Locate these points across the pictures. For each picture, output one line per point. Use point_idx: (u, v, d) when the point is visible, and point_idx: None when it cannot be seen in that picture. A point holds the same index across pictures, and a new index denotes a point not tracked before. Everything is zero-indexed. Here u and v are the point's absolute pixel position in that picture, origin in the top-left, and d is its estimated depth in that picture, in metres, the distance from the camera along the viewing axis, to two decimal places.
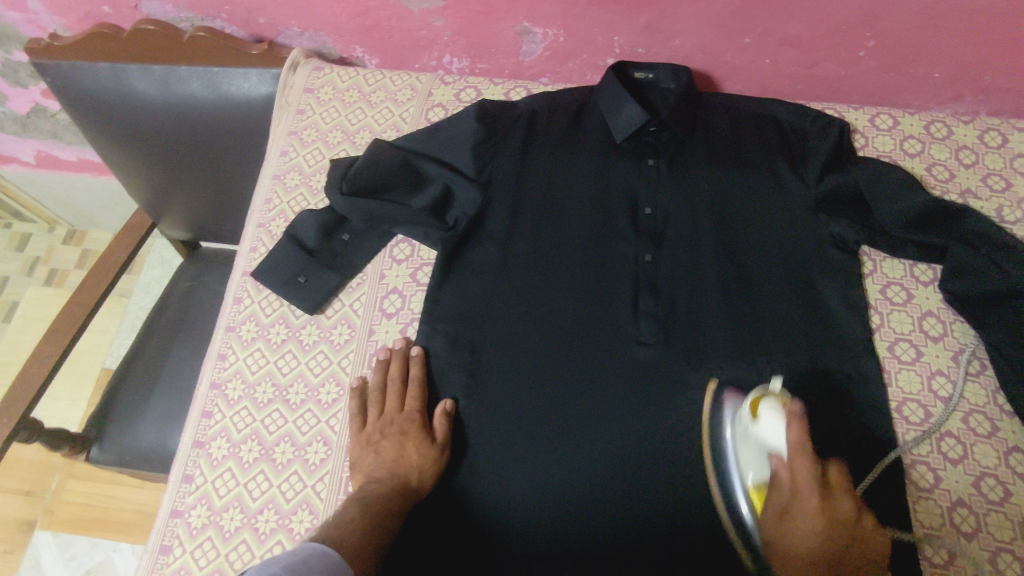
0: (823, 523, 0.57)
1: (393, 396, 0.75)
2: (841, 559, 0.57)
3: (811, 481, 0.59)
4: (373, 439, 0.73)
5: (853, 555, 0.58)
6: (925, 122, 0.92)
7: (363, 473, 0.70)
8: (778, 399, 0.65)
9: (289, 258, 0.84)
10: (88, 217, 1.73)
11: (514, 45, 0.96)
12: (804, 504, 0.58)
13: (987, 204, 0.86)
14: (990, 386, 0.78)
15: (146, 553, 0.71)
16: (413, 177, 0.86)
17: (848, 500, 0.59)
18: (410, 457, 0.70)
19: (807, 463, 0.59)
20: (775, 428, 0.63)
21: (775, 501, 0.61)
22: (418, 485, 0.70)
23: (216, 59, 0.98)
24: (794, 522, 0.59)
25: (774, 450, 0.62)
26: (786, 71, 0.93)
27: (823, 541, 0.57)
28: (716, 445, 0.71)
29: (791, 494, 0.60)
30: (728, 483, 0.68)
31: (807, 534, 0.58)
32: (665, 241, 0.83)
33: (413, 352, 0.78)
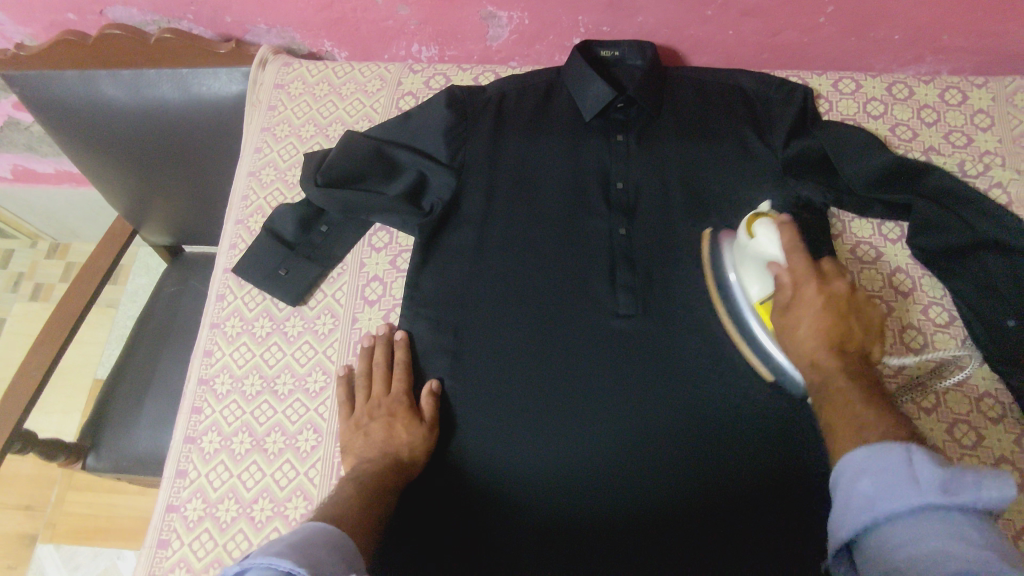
0: (823, 302, 0.62)
1: (378, 380, 0.76)
2: (843, 328, 0.62)
3: (808, 274, 0.64)
4: (362, 422, 0.74)
5: (855, 326, 0.63)
6: (886, 84, 0.93)
7: (355, 456, 0.71)
8: (769, 217, 0.70)
9: (267, 252, 0.85)
10: (70, 229, 1.73)
11: (480, 30, 0.97)
12: (806, 293, 0.63)
13: (950, 159, 0.88)
14: (960, 336, 0.80)
15: (144, 549, 0.73)
16: (386, 165, 0.87)
17: (842, 281, 0.65)
18: (401, 437, 0.72)
19: (801, 258, 0.65)
20: (770, 242, 0.68)
21: (779, 300, 0.65)
22: (410, 464, 0.71)
23: (186, 60, 0.99)
24: (800, 310, 0.63)
25: (774, 261, 0.67)
26: (749, 41, 0.95)
27: (827, 316, 0.62)
28: (716, 281, 0.74)
29: (792, 288, 0.65)
30: (732, 312, 0.72)
31: (812, 315, 0.62)
32: (638, 213, 0.84)
33: (397, 337, 0.79)
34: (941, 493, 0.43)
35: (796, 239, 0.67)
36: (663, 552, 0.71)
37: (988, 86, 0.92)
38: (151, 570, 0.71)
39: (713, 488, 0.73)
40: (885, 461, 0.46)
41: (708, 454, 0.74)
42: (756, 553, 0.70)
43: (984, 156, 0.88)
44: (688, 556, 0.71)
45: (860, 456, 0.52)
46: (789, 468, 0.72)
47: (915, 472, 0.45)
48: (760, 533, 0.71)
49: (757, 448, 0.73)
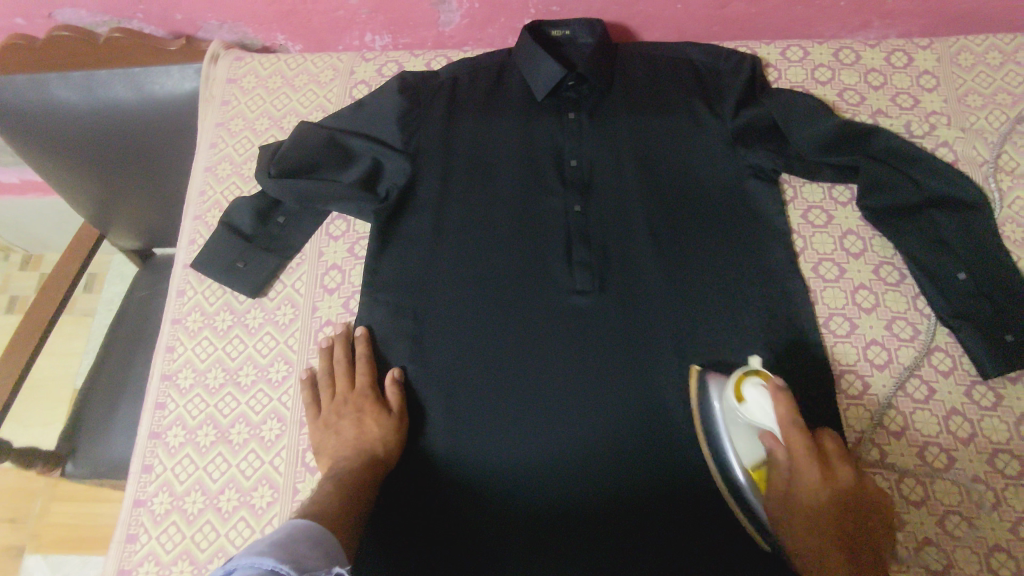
0: (827, 494, 0.58)
1: (342, 377, 0.77)
2: (853, 529, 0.57)
3: (806, 455, 0.59)
4: (331, 420, 0.74)
5: (867, 520, 0.58)
6: (833, 50, 0.95)
7: (329, 454, 0.71)
8: (760, 376, 0.65)
9: (223, 246, 0.85)
10: (41, 239, 1.71)
11: (432, 16, 0.97)
12: (805, 478, 0.59)
13: (897, 121, 0.89)
14: (911, 292, 0.81)
15: (113, 544, 0.73)
16: (340, 154, 0.87)
17: (848, 469, 0.59)
18: (371, 430, 0.72)
19: (799, 441, 0.60)
20: (759, 406, 0.64)
21: (779, 483, 0.61)
22: (385, 456, 0.72)
23: (138, 60, 0.98)
24: (801, 500, 0.59)
25: (764, 432, 0.63)
26: (698, 15, 0.95)
27: (831, 514, 0.57)
28: (709, 438, 0.70)
29: (792, 472, 0.60)
30: (725, 471, 0.68)
31: (815, 510, 0.58)
32: (593, 192, 0.85)
33: (356, 332, 0.79)
34: None
35: (792, 411, 0.61)
36: (627, 522, 0.72)
37: (933, 47, 0.94)
38: (121, 564, 0.72)
39: (675, 458, 0.74)
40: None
41: (668, 425, 0.75)
42: (716, 516, 0.71)
43: (930, 116, 0.89)
44: (652, 526, 0.72)
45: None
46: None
47: None
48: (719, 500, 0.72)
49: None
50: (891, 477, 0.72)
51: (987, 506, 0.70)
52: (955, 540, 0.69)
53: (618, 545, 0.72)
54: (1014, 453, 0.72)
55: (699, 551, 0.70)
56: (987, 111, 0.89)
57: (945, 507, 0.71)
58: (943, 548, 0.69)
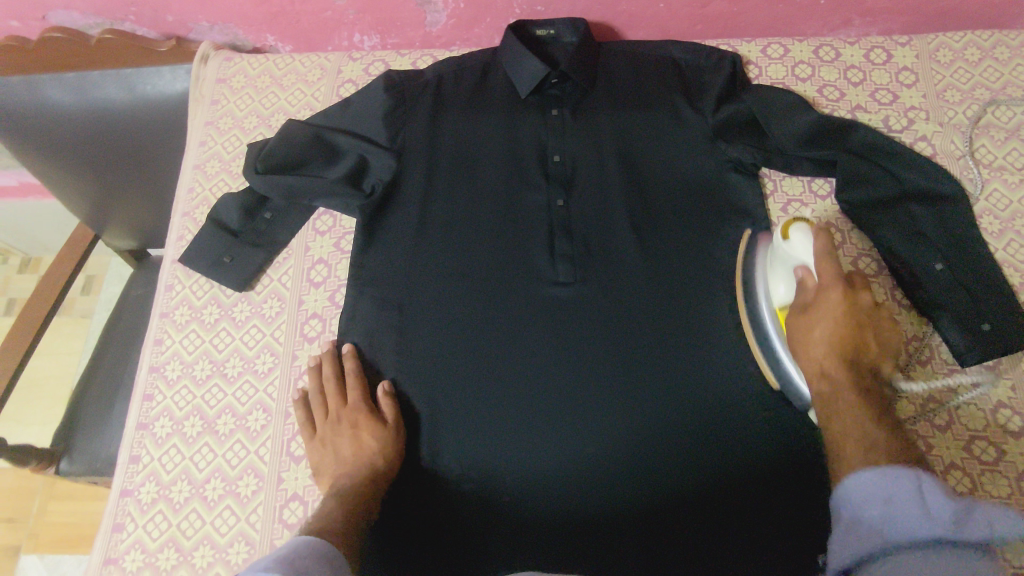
0: (846, 311, 0.63)
1: (332, 393, 0.77)
2: (859, 346, 0.63)
3: (833, 277, 0.64)
4: (326, 436, 0.74)
5: (873, 340, 0.63)
6: (814, 48, 0.96)
7: (330, 474, 0.72)
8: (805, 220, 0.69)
9: (211, 242, 0.87)
10: (41, 241, 1.72)
11: (419, 16, 0.98)
12: (828, 297, 0.64)
13: (876, 116, 0.91)
14: (888, 284, 0.82)
15: (99, 533, 0.74)
16: (326, 152, 0.89)
17: (870, 294, 0.64)
18: (369, 446, 0.72)
19: (830, 266, 0.64)
20: (799, 243, 0.68)
21: (801, 303, 0.67)
22: (386, 471, 0.72)
23: (128, 60, 1.00)
24: (819, 314, 0.64)
25: (798, 266, 0.68)
26: (680, 14, 0.97)
27: (846, 323, 0.63)
28: (748, 281, 0.77)
29: (817, 293, 0.65)
30: (755, 310, 0.75)
31: (829, 323, 0.63)
32: (576, 185, 0.86)
33: (344, 350, 0.79)
34: (950, 527, 0.44)
35: (830, 242, 0.65)
36: (608, 510, 0.73)
37: (913, 44, 0.95)
38: (107, 553, 0.73)
39: (655, 446, 0.74)
40: (888, 478, 0.49)
41: (649, 414, 0.75)
42: (693, 501, 0.72)
43: (908, 111, 0.91)
44: (633, 514, 0.72)
45: (848, 464, 0.55)
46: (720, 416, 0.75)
47: (927, 505, 0.46)
48: (696, 487, 0.73)
49: (692, 402, 0.75)
50: None
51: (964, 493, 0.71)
52: None
53: (601, 536, 0.72)
54: (992, 440, 0.73)
55: (676, 539, 0.71)
56: (964, 106, 0.90)
57: None
58: None
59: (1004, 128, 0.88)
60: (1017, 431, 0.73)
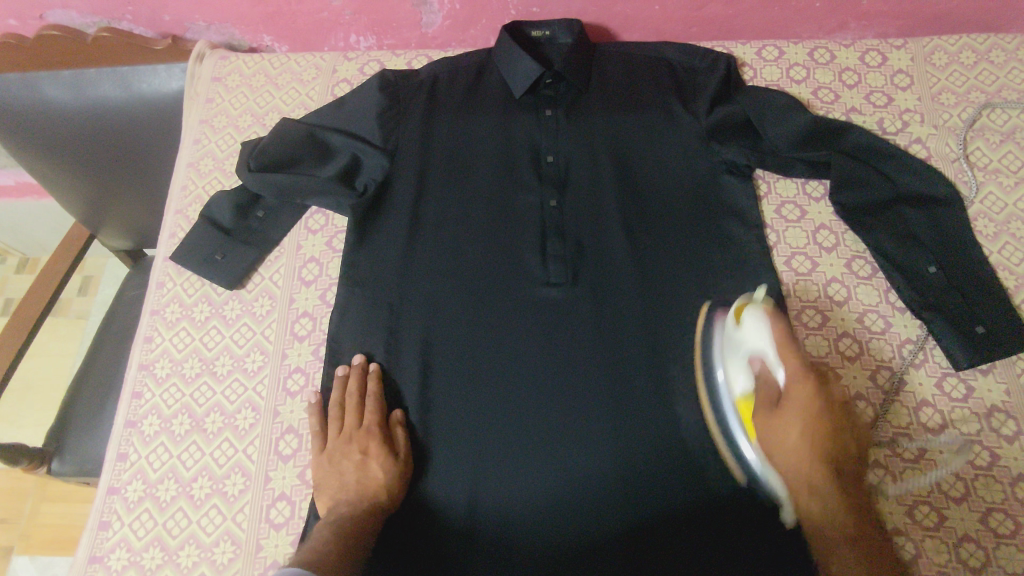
0: (822, 411, 0.61)
1: (350, 412, 0.74)
2: (839, 454, 0.61)
3: (802, 377, 0.62)
4: (334, 458, 0.72)
5: (849, 442, 0.62)
6: (808, 50, 0.96)
7: (330, 497, 0.70)
8: (758, 306, 0.68)
9: (203, 239, 0.87)
10: (37, 240, 1.72)
11: (415, 17, 0.98)
12: (799, 400, 0.62)
13: (870, 118, 0.91)
14: (883, 286, 0.82)
15: (85, 531, 0.74)
16: (319, 150, 0.89)
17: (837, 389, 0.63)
18: (374, 476, 0.70)
19: (796, 362, 0.62)
20: (756, 333, 0.65)
21: (768, 400, 0.63)
22: (388, 506, 0.69)
23: (124, 57, 1.01)
24: (793, 418, 0.61)
25: (756, 356, 0.65)
26: (675, 16, 0.97)
27: (823, 429, 0.61)
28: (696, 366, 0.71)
29: (785, 389, 0.63)
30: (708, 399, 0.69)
31: (804, 429, 0.61)
32: (569, 186, 0.85)
33: (371, 369, 0.77)
34: None
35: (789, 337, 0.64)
36: (595, 515, 0.71)
37: (908, 47, 0.95)
38: (92, 552, 0.73)
39: (645, 448, 0.73)
40: None
41: (641, 416, 0.74)
42: (683, 505, 0.71)
43: (903, 114, 0.91)
44: (621, 520, 0.71)
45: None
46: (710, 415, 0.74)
47: None
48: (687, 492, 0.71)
49: (685, 402, 0.74)
50: None
51: (957, 498, 0.70)
52: (923, 531, 0.69)
53: (587, 542, 0.71)
54: (986, 445, 0.72)
55: (665, 545, 0.70)
56: (959, 109, 0.90)
57: (915, 500, 0.70)
58: (912, 538, 0.69)
59: (999, 131, 0.88)
60: (1011, 436, 0.72)
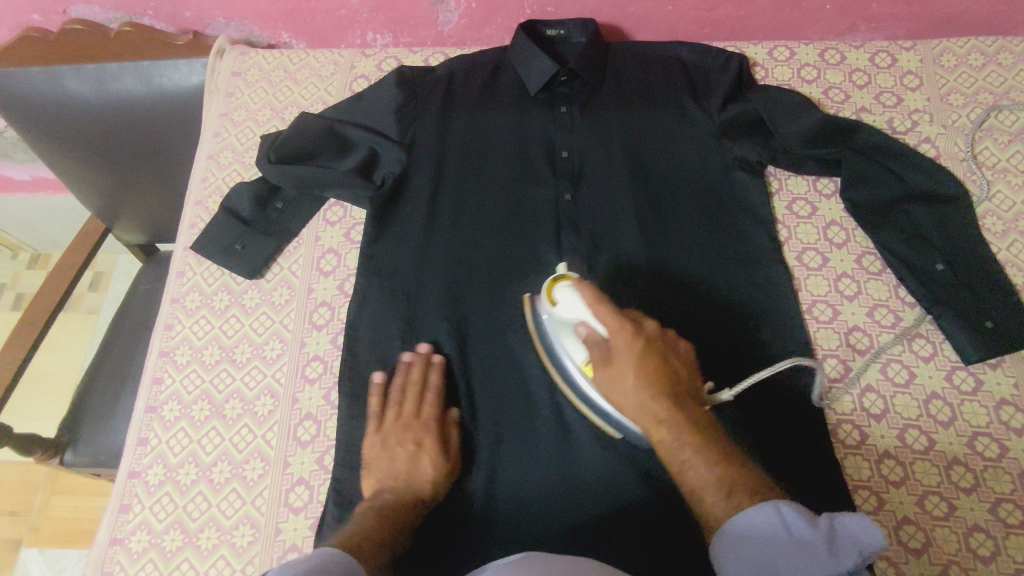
0: (641, 345, 0.61)
1: (413, 399, 0.73)
2: (668, 377, 0.59)
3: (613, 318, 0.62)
4: (388, 443, 0.71)
5: (677, 369, 0.61)
6: (819, 51, 0.98)
7: (376, 480, 0.69)
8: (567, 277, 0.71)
9: (223, 229, 0.89)
10: (50, 237, 1.74)
11: (431, 16, 1.00)
12: (617, 340, 0.61)
13: (880, 118, 0.92)
14: (893, 281, 0.83)
15: (106, 513, 0.75)
16: (337, 144, 0.90)
17: (652, 321, 0.64)
18: (425, 471, 0.69)
19: (608, 307, 0.63)
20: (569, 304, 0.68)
21: (598, 356, 0.63)
22: (430, 500, 0.69)
23: (148, 53, 1.04)
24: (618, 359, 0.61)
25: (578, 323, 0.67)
26: (688, 16, 0.98)
27: (645, 359, 0.60)
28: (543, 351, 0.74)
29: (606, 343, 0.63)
30: (564, 375, 0.71)
31: (629, 363, 0.60)
32: (582, 180, 0.87)
33: (436, 360, 0.76)
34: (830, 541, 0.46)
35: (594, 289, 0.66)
36: (603, 498, 0.72)
37: (917, 49, 0.96)
38: (113, 533, 0.74)
39: None
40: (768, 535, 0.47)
41: None
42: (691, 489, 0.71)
43: (913, 113, 0.92)
44: (632, 506, 0.71)
45: (720, 517, 0.50)
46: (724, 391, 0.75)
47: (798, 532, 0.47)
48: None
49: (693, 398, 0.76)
50: (871, 456, 0.73)
51: (967, 488, 0.71)
52: (933, 520, 0.70)
53: (594, 523, 0.71)
54: (993, 436, 0.73)
55: (671, 528, 0.70)
56: (968, 109, 0.91)
57: (924, 488, 0.71)
58: (921, 527, 0.70)
59: (1007, 131, 0.90)
60: (1019, 428, 0.73)
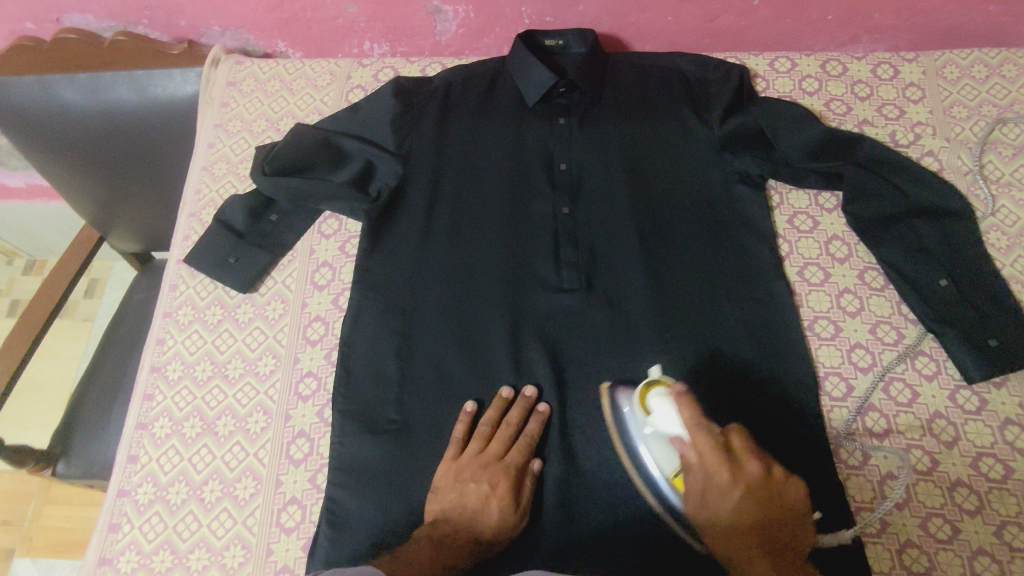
0: (740, 495, 0.55)
1: (502, 437, 0.72)
2: (771, 530, 0.55)
3: (716, 461, 0.56)
4: (463, 476, 0.69)
5: (782, 515, 0.56)
6: (821, 62, 0.97)
7: (442, 505, 0.67)
8: (665, 388, 0.67)
9: (217, 242, 0.87)
10: (47, 244, 1.73)
11: (429, 25, 0.99)
12: (718, 483, 0.56)
13: (882, 130, 0.91)
14: (895, 298, 0.82)
15: (95, 532, 0.74)
16: (332, 156, 0.89)
17: (756, 461, 0.56)
18: (492, 513, 0.66)
19: (708, 446, 0.57)
20: (667, 417, 0.65)
21: (694, 487, 0.59)
22: (487, 544, 0.66)
23: (138, 61, 1.02)
24: (716, 506, 0.56)
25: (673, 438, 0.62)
26: (688, 27, 0.97)
27: (747, 515, 0.55)
28: (626, 447, 0.70)
29: (705, 479, 0.57)
30: (646, 478, 0.69)
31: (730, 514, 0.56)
32: (582, 194, 0.86)
33: (540, 408, 0.74)
34: None
35: (696, 416, 0.59)
36: (591, 514, 0.71)
37: (920, 60, 0.95)
38: (101, 553, 0.73)
39: None
40: None
41: None
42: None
43: (915, 126, 0.91)
44: (630, 527, 0.70)
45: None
46: (716, 411, 0.74)
47: None
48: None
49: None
50: (873, 477, 0.72)
51: (971, 510, 0.70)
52: (937, 543, 0.69)
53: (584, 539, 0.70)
54: (998, 457, 0.72)
55: (657, 542, 0.69)
56: (972, 122, 0.90)
57: (927, 510, 0.70)
58: (926, 551, 0.69)
59: (1011, 145, 0.89)
60: None
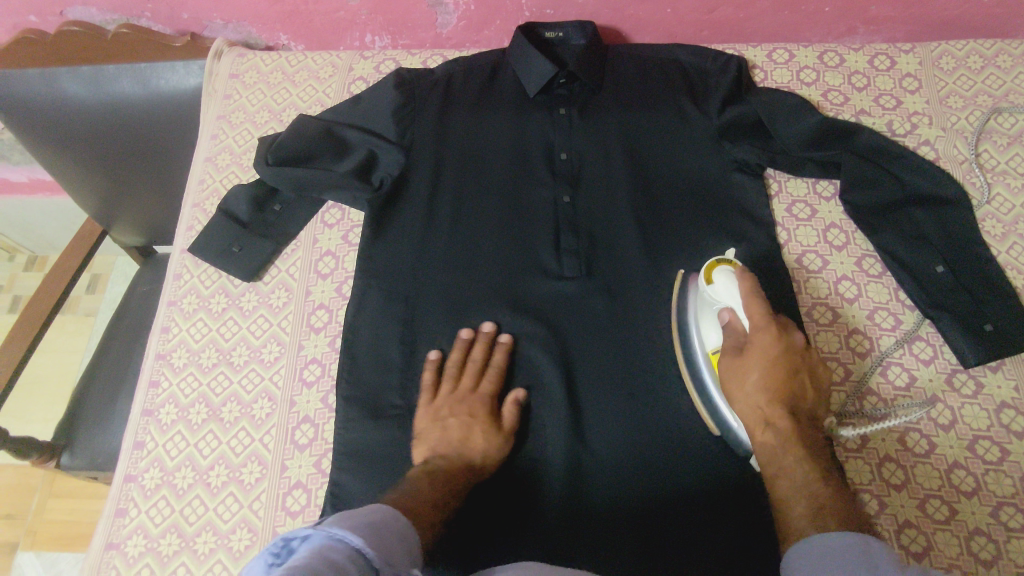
0: (779, 350, 0.62)
1: (471, 372, 0.75)
2: (794, 389, 0.61)
3: (764, 320, 0.63)
4: (442, 413, 0.72)
5: (805, 384, 0.62)
6: (818, 54, 0.98)
7: (428, 444, 0.69)
8: (730, 265, 0.70)
9: (221, 232, 0.88)
10: (48, 240, 1.73)
11: (430, 18, 1.00)
12: (760, 338, 0.63)
13: (880, 120, 0.92)
14: (893, 284, 0.82)
15: (102, 518, 0.75)
16: (336, 146, 0.90)
17: (800, 333, 0.63)
18: (478, 442, 0.70)
19: (760, 307, 0.64)
20: (726, 289, 0.68)
21: (733, 344, 0.65)
22: (480, 469, 0.69)
23: (141, 54, 1.03)
24: (752, 357, 0.62)
25: (726, 309, 0.68)
26: (686, 19, 0.98)
27: (778, 370, 0.61)
28: (678, 325, 0.75)
29: (749, 337, 0.64)
30: (687, 352, 0.73)
31: (761, 363, 0.62)
32: (582, 181, 0.87)
33: (502, 338, 0.78)
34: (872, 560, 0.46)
35: (753, 289, 0.66)
36: (591, 497, 0.72)
37: (916, 51, 0.96)
38: (108, 538, 0.74)
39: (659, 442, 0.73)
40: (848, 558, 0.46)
41: (651, 426, 0.74)
42: (676, 492, 0.71)
43: (912, 116, 0.92)
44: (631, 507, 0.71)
45: (802, 531, 0.54)
46: None
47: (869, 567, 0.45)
48: (684, 482, 0.71)
49: (677, 394, 0.75)
50: (871, 459, 0.73)
51: (968, 491, 0.71)
52: (935, 524, 0.70)
53: (586, 527, 0.71)
54: (994, 439, 0.73)
55: (657, 519, 0.70)
56: (968, 112, 0.91)
57: (925, 492, 0.71)
58: (924, 530, 0.69)
59: (1006, 134, 0.90)
60: (1020, 431, 0.73)
